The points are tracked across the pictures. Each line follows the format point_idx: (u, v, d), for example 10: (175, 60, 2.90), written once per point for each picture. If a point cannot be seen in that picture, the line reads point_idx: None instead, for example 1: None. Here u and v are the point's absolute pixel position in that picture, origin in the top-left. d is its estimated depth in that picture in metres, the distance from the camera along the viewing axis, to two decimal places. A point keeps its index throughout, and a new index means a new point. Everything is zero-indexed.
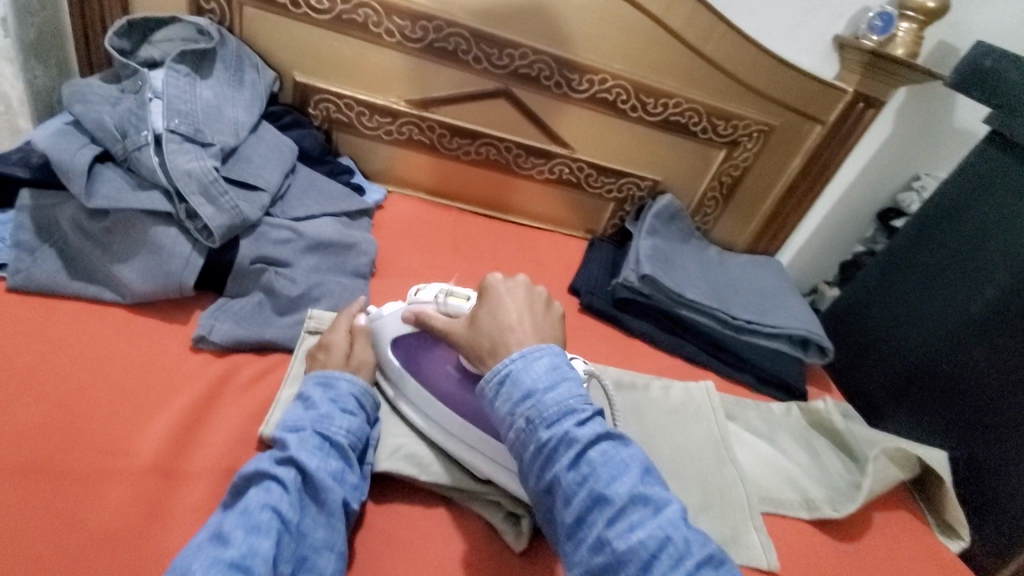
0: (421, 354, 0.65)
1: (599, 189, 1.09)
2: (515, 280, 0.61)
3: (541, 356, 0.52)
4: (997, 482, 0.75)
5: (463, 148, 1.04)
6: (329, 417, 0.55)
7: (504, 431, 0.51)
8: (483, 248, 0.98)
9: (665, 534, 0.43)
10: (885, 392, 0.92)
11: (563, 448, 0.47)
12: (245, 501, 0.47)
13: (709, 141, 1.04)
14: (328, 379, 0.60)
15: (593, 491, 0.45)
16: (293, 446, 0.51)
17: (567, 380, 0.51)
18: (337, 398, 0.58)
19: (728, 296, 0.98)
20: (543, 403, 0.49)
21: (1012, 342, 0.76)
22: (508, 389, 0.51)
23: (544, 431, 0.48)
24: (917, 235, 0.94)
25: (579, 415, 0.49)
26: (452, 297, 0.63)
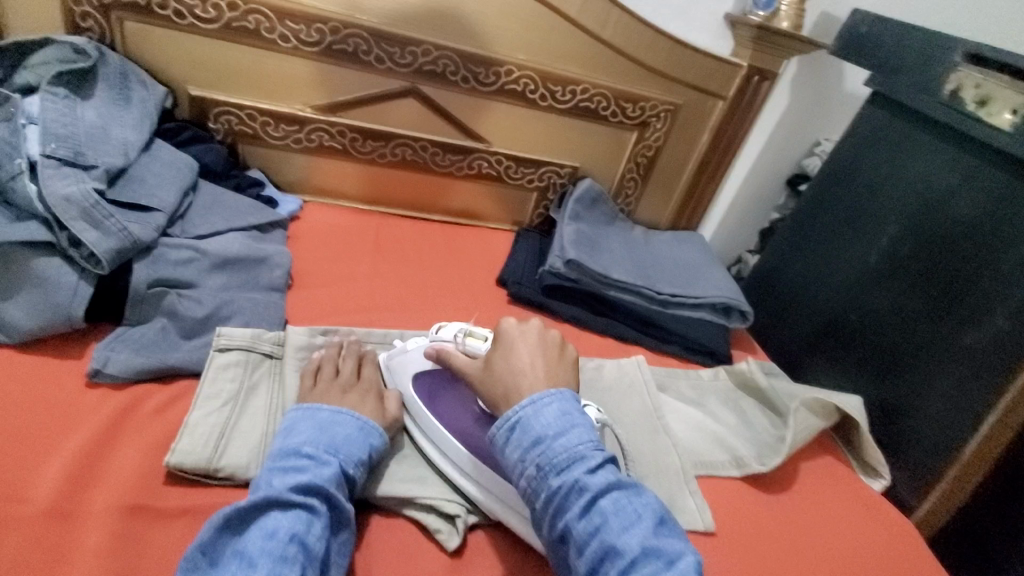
0: (439, 389, 0.66)
1: (520, 180, 1.10)
2: (528, 324, 0.62)
3: (550, 403, 0.53)
4: (902, 419, 0.79)
5: (377, 150, 1.02)
6: (358, 460, 0.55)
7: (515, 478, 0.51)
8: (407, 250, 0.97)
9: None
10: (804, 345, 0.97)
11: (575, 496, 0.48)
12: (272, 522, 0.46)
13: (620, 123, 1.07)
14: (360, 421, 0.58)
15: (604, 542, 0.45)
16: (324, 475, 0.50)
17: (577, 427, 0.51)
18: (367, 441, 0.57)
19: (653, 272, 1.01)
20: (552, 449, 0.50)
21: (906, 286, 0.82)
22: (518, 435, 0.52)
23: (554, 478, 0.49)
24: (818, 196, 1.00)
25: (589, 462, 0.49)
26: (470, 337, 0.66)
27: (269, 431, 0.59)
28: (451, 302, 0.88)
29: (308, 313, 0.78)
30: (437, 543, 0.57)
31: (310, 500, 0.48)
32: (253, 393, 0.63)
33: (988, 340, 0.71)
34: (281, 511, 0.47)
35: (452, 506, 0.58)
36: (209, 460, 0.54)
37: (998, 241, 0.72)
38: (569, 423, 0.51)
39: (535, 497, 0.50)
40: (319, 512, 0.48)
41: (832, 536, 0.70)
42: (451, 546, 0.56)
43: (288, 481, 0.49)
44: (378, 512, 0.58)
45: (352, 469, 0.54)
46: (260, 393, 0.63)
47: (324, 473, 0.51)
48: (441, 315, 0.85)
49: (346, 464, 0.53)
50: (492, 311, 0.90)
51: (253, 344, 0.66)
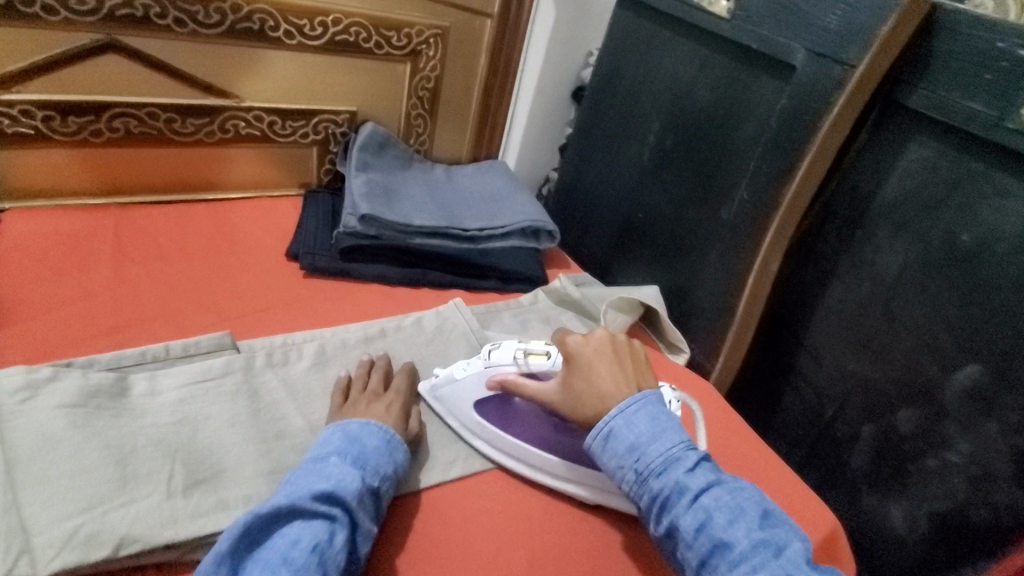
0: (506, 411, 0.67)
1: (291, 136, 0.96)
2: (593, 337, 0.64)
3: (638, 410, 0.57)
4: (692, 298, 0.88)
5: (87, 128, 0.80)
6: (384, 474, 0.55)
7: (614, 481, 0.57)
8: (164, 244, 0.80)
9: (789, 575, 0.47)
10: (608, 249, 1.03)
11: (677, 497, 0.53)
12: (293, 533, 0.47)
13: (389, 55, 0.97)
14: (387, 437, 0.58)
15: (713, 537, 0.50)
16: (342, 486, 0.50)
17: (667, 430, 0.56)
18: (394, 458, 0.57)
19: (459, 210, 0.98)
20: (648, 454, 0.55)
21: (675, 176, 0.89)
22: (613, 445, 0.57)
23: (654, 481, 0.54)
24: (595, 105, 1.02)
25: (686, 463, 0.54)
26: (532, 356, 0.66)
27: None
28: (233, 293, 0.76)
29: (24, 355, 0.61)
30: None
31: (334, 511, 0.49)
32: None
33: (738, 212, 0.80)
34: (302, 522, 0.48)
35: None
36: None
37: (733, 122, 0.80)
38: (660, 428, 0.56)
39: (639, 500, 0.55)
40: (341, 525, 0.48)
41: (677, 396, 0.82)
42: None
43: (312, 487, 0.50)
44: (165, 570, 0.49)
45: (376, 483, 0.53)
46: None
47: (350, 484, 0.51)
48: (223, 312, 0.73)
49: (372, 477, 0.53)
50: (287, 291, 0.80)
51: None
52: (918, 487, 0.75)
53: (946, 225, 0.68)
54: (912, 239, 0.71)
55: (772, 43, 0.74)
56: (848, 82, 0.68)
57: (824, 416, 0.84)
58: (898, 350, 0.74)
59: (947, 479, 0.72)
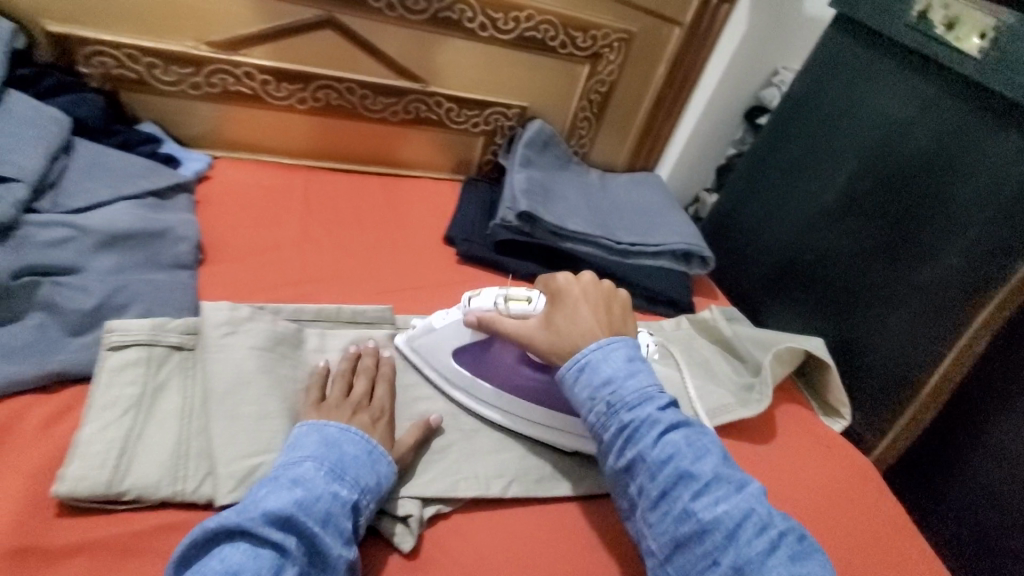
0: (484, 354, 0.63)
1: (464, 124, 0.99)
2: (580, 278, 0.61)
3: (617, 348, 0.55)
4: (861, 360, 0.79)
5: (295, 95, 0.88)
6: (363, 488, 0.48)
7: (583, 414, 0.54)
8: (340, 209, 0.86)
9: (751, 506, 0.46)
10: (760, 287, 0.95)
11: (646, 429, 0.50)
12: (238, 558, 0.40)
13: (571, 56, 0.97)
14: (370, 447, 0.51)
15: (679, 468, 0.48)
16: (302, 509, 0.43)
17: (644, 371, 0.54)
18: (374, 469, 0.50)
19: (611, 220, 0.95)
20: (623, 388, 0.52)
21: (867, 224, 0.79)
22: (587, 376, 0.53)
23: (625, 413, 0.51)
24: (777, 131, 0.94)
25: (659, 400, 0.52)
26: (512, 300, 0.61)
27: (182, 441, 0.50)
28: (393, 266, 0.80)
29: (224, 293, 0.67)
30: (389, 542, 0.52)
31: (288, 541, 0.42)
32: (161, 395, 0.53)
33: (944, 277, 0.70)
34: (251, 546, 0.41)
35: (404, 504, 0.52)
36: (109, 483, 0.46)
37: (956, 173, 0.70)
38: (636, 367, 0.54)
39: (604, 432, 0.52)
40: (293, 557, 0.41)
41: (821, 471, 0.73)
42: (406, 548, 0.51)
43: (275, 500, 0.43)
44: None
45: (353, 499, 0.47)
46: (171, 393, 0.53)
47: (317, 504, 0.44)
48: (384, 283, 0.76)
49: (347, 491, 0.47)
50: (440, 273, 0.82)
51: (155, 336, 0.55)
52: None
53: None
54: None
55: None
56: None
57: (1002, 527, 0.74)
58: None
59: None
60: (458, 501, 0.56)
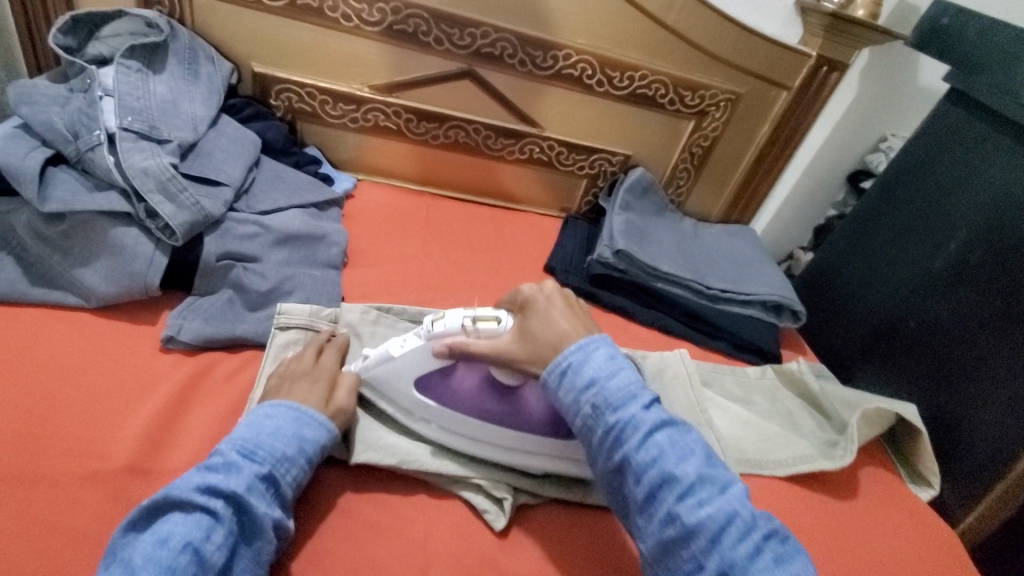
0: (446, 381, 0.62)
1: (571, 167, 1.09)
2: (544, 287, 0.65)
3: (597, 348, 0.57)
4: (966, 431, 0.77)
5: (431, 132, 1.02)
6: (286, 456, 0.50)
7: (569, 417, 0.55)
8: (456, 233, 0.98)
9: (733, 509, 0.48)
10: (856, 349, 0.95)
11: (631, 430, 0.52)
12: (166, 528, 0.43)
13: (677, 112, 1.04)
14: (296, 415, 0.54)
15: (662, 470, 0.50)
16: (220, 478, 0.46)
17: (625, 369, 0.56)
18: (300, 434, 0.52)
19: (703, 266, 1.00)
20: (607, 389, 0.54)
21: (976, 295, 0.78)
22: (570, 379, 0.55)
23: (610, 415, 0.53)
24: (884, 194, 0.95)
25: (642, 400, 0.53)
26: (481, 321, 0.60)
27: None
28: (500, 287, 0.89)
29: (362, 293, 0.80)
30: (484, 523, 0.58)
31: (215, 504, 0.45)
32: None
33: None
34: (182, 515, 0.44)
35: (500, 489, 0.59)
36: None
37: None
38: (617, 367, 0.56)
39: (592, 434, 0.54)
40: (224, 518, 0.45)
41: (897, 532, 0.71)
42: (498, 526, 0.57)
43: (195, 478, 0.46)
44: (427, 489, 0.60)
45: (271, 468, 0.49)
46: None
47: (236, 474, 0.47)
48: (490, 300, 0.86)
49: (264, 462, 0.49)
50: None
51: (312, 321, 0.68)
52: None
53: None
54: None
55: None
56: None
57: None
58: None
59: None
60: (545, 497, 0.62)
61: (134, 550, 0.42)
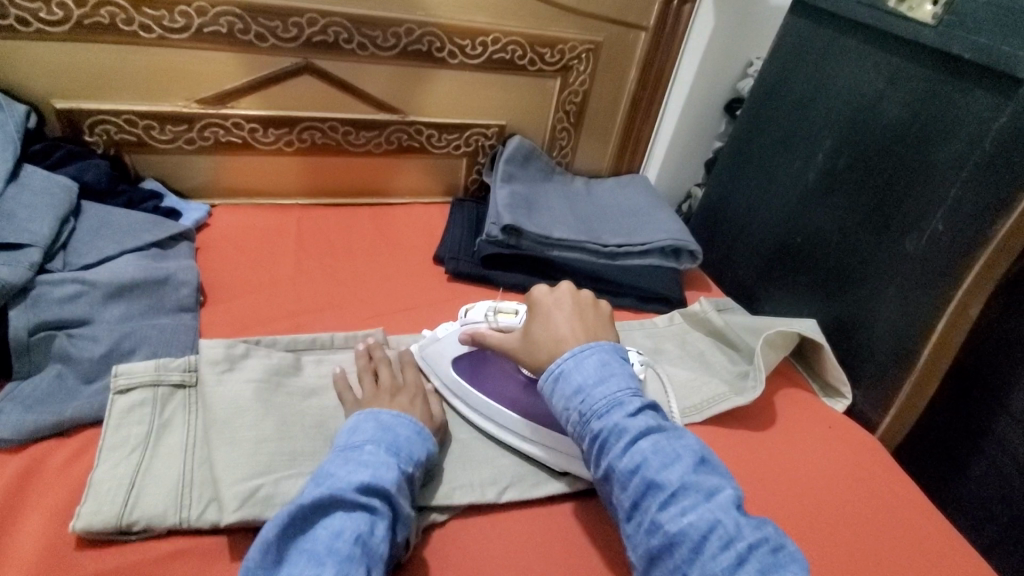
0: (480, 368, 0.68)
1: (446, 148, 1.03)
2: (560, 290, 0.65)
3: (589, 356, 0.56)
4: (860, 335, 0.77)
5: (283, 138, 0.93)
6: (417, 460, 0.54)
7: (563, 425, 0.55)
8: (332, 242, 0.90)
9: (715, 519, 0.46)
10: (754, 273, 0.95)
11: (615, 439, 0.51)
12: (336, 523, 0.46)
13: (541, 71, 1.00)
14: (420, 428, 0.57)
15: (646, 478, 0.49)
16: (379, 477, 0.49)
17: (616, 376, 0.54)
18: (426, 447, 0.56)
19: (597, 224, 0.97)
20: (592, 398, 0.53)
21: (848, 200, 0.79)
22: (561, 387, 0.55)
23: (595, 423, 0.52)
24: (754, 116, 0.95)
25: (627, 408, 0.52)
26: (501, 314, 0.67)
27: (187, 471, 0.53)
28: (385, 290, 0.83)
29: (226, 330, 0.72)
30: None
31: (375, 502, 0.48)
32: (167, 431, 0.56)
33: (927, 245, 0.68)
34: (343, 513, 0.47)
35: None
36: (120, 516, 0.49)
37: (928, 139, 0.69)
38: (607, 372, 0.54)
39: (582, 441, 0.53)
40: (382, 514, 0.48)
41: (817, 458, 0.71)
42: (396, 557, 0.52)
43: (352, 478, 0.49)
44: None
45: (412, 469, 0.53)
46: (175, 430, 0.57)
47: (389, 474, 0.50)
48: (376, 306, 0.80)
49: (407, 463, 0.53)
50: (431, 293, 0.84)
51: (160, 377, 0.59)
52: None
53: None
54: None
55: (993, 53, 0.62)
56: None
57: None
58: None
59: None
60: (454, 509, 0.58)
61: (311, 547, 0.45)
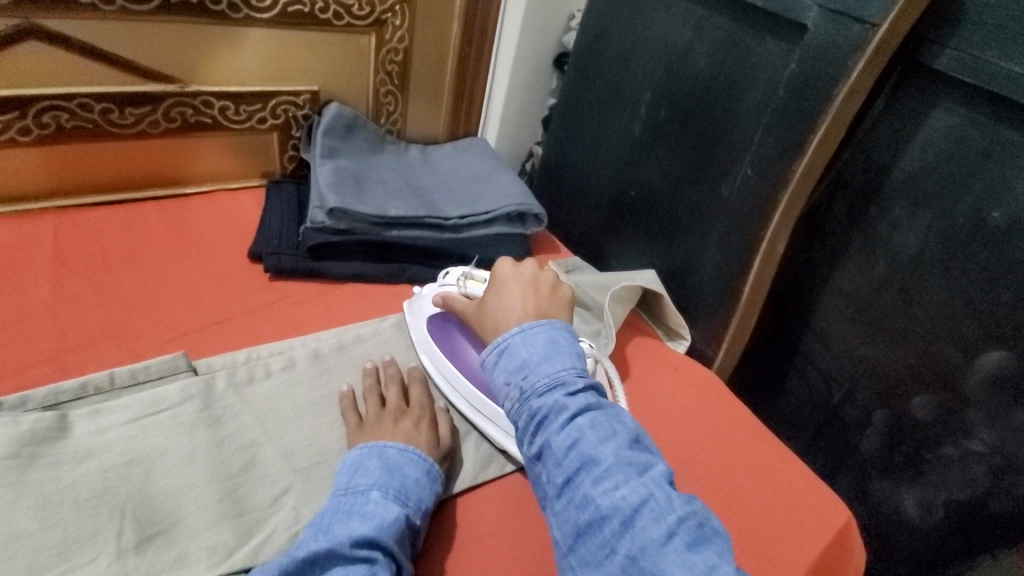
0: (453, 335, 0.67)
1: (249, 121, 0.87)
2: (523, 267, 0.62)
3: (538, 332, 0.52)
4: (695, 280, 0.81)
5: (14, 125, 0.72)
6: (423, 509, 0.50)
7: (500, 400, 0.52)
8: (110, 253, 0.73)
9: (649, 495, 0.43)
10: (599, 230, 0.96)
11: (552, 416, 0.47)
12: None
13: (350, 26, 0.88)
14: (428, 467, 0.53)
15: (582, 456, 0.45)
16: (381, 528, 0.45)
17: (563, 352, 0.51)
18: (432, 492, 0.52)
19: (437, 196, 0.90)
20: (535, 376, 0.50)
21: (671, 152, 0.81)
22: (504, 360, 0.52)
23: (535, 401, 0.49)
24: (580, 70, 0.93)
25: (568, 386, 0.49)
26: (470, 280, 0.70)
27: None
28: (190, 304, 0.69)
29: None
30: None
31: (376, 554, 0.44)
32: None
33: (740, 190, 0.72)
34: (343, 569, 0.42)
35: None
36: None
37: (733, 89, 0.72)
38: (555, 350, 0.51)
39: (518, 418, 0.50)
40: (384, 568, 0.43)
41: (671, 405, 0.74)
42: None
43: (351, 530, 0.45)
44: None
45: (416, 520, 0.49)
46: None
47: (391, 525, 0.46)
48: (179, 324, 0.66)
49: (412, 513, 0.49)
50: (251, 298, 0.72)
51: None
52: (937, 476, 0.67)
53: (976, 197, 0.58)
54: (934, 215, 0.62)
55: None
56: (868, 43, 0.59)
57: (832, 401, 0.76)
58: (906, 334, 0.66)
59: (967, 468, 0.65)
60: None
61: None
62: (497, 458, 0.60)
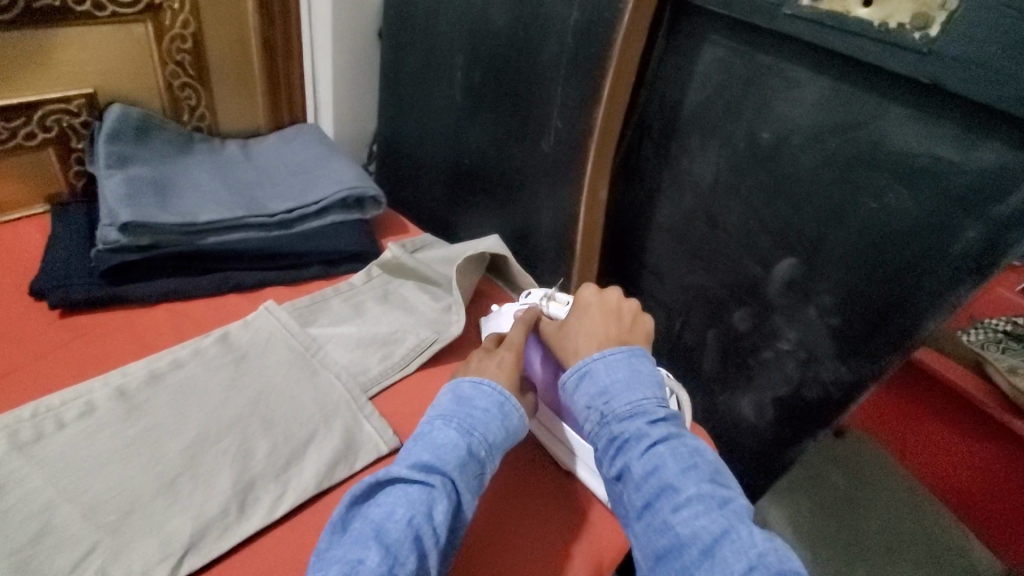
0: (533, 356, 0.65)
1: (8, 138, 0.75)
2: (607, 290, 0.60)
3: (619, 359, 0.53)
4: (536, 239, 0.83)
5: None
6: (491, 443, 0.50)
7: (580, 421, 0.53)
8: None
9: (730, 526, 0.43)
10: (444, 203, 0.95)
11: (634, 442, 0.49)
12: (388, 504, 0.45)
13: (116, 16, 0.77)
14: (502, 401, 0.53)
15: (662, 482, 0.47)
16: (442, 454, 0.48)
17: (643, 382, 0.52)
18: (506, 425, 0.52)
19: (260, 193, 0.83)
20: (616, 401, 0.51)
21: (492, 116, 0.80)
22: (585, 384, 0.53)
23: (616, 425, 0.50)
24: (395, 42, 0.89)
25: (651, 414, 0.50)
26: (553, 300, 0.65)
27: None
28: None
29: None
30: None
31: (433, 479, 0.46)
32: None
33: (556, 145, 0.74)
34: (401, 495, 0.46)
35: None
36: None
37: (531, 46, 0.72)
38: (637, 380, 0.52)
39: (597, 441, 0.52)
40: (441, 493, 0.46)
41: None
42: None
43: (411, 457, 0.48)
44: None
45: (480, 454, 0.49)
46: None
47: (451, 455, 0.48)
48: None
49: (476, 446, 0.49)
50: (42, 342, 0.64)
51: None
52: (760, 378, 0.74)
53: (748, 122, 0.63)
54: (720, 143, 0.66)
55: None
56: None
57: (673, 329, 0.82)
58: (717, 257, 0.72)
59: (783, 368, 0.71)
60: None
61: (360, 526, 0.44)
62: (344, 457, 0.58)
